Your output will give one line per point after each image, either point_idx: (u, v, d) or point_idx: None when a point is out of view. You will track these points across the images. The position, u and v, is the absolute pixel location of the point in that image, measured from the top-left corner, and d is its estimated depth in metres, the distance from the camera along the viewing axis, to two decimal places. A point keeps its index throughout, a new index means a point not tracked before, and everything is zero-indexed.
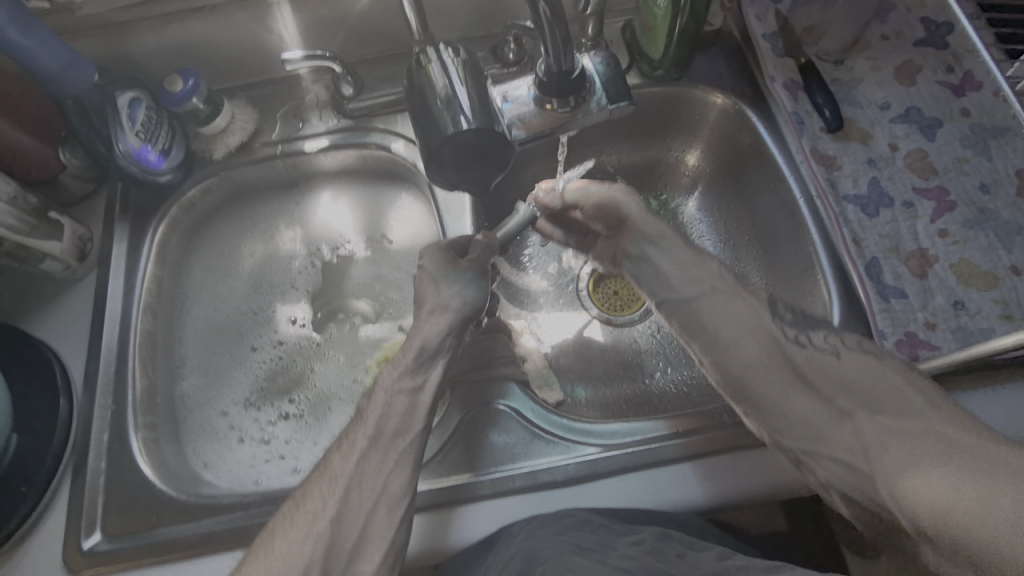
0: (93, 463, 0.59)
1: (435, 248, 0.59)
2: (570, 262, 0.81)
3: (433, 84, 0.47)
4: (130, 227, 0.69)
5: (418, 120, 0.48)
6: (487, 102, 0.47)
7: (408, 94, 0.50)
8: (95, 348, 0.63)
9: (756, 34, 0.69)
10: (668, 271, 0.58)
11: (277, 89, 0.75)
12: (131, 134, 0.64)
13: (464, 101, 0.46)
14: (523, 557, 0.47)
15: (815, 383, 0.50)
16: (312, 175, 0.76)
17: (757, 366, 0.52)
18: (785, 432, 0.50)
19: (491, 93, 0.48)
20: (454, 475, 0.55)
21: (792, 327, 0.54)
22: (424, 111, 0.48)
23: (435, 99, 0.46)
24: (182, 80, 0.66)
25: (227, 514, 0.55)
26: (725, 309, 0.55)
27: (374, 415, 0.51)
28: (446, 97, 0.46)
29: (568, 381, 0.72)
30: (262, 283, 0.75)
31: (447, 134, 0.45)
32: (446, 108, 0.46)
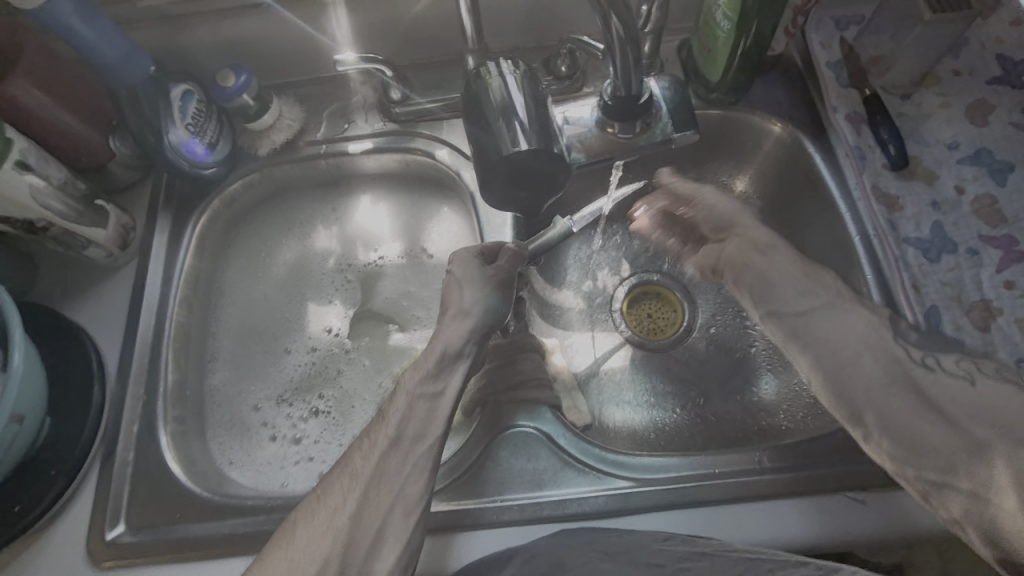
0: (122, 452, 0.59)
1: (466, 252, 0.59)
2: (605, 281, 0.79)
3: (493, 98, 0.46)
4: (172, 218, 0.70)
5: (474, 134, 0.47)
6: (547, 121, 0.46)
7: (464, 106, 0.49)
8: (131, 337, 0.64)
9: (819, 62, 0.67)
10: (775, 283, 0.55)
11: (325, 88, 0.75)
12: (181, 126, 0.64)
13: (524, 119, 0.44)
14: (548, 561, 0.46)
15: (943, 407, 0.47)
16: (353, 176, 0.75)
17: (881, 391, 0.48)
18: (899, 454, 0.47)
19: (551, 112, 0.47)
20: (480, 497, 0.54)
21: (919, 352, 0.50)
22: (480, 126, 0.47)
23: (494, 115, 0.45)
24: (235, 75, 0.65)
25: (250, 517, 0.55)
26: (840, 320, 0.51)
27: (395, 415, 0.50)
28: (505, 114, 0.45)
29: (597, 404, 0.71)
30: (297, 280, 0.75)
31: (505, 152, 0.44)
32: (506, 125, 0.45)
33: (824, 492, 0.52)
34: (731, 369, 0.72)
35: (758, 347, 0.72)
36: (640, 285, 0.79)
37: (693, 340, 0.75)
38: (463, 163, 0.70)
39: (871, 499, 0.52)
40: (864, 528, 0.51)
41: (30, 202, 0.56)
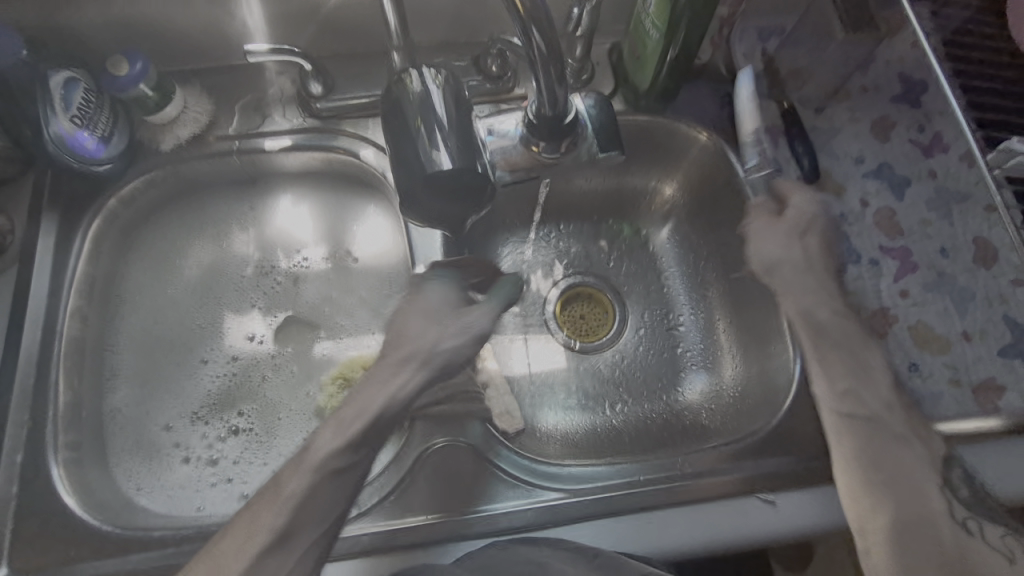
0: (2, 488, 0.53)
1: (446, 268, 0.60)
2: (538, 284, 0.80)
3: (411, 107, 0.44)
4: (59, 221, 0.63)
5: (393, 142, 0.44)
6: (470, 135, 0.44)
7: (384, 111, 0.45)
8: (11, 357, 0.57)
9: (742, 72, 0.69)
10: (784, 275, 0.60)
11: (236, 77, 0.69)
12: (65, 118, 0.57)
13: (445, 133, 0.42)
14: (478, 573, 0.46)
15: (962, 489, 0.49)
16: (271, 174, 0.71)
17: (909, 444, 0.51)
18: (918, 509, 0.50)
19: (474, 124, 0.45)
20: (404, 515, 0.53)
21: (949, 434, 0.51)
22: (402, 137, 0.44)
23: (415, 128, 0.43)
24: (129, 63, 0.59)
25: (156, 550, 0.51)
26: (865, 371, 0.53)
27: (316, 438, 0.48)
28: (424, 125, 0.43)
29: (532, 408, 0.71)
30: (211, 287, 0.69)
31: (426, 173, 0.42)
32: (425, 139, 0.42)
33: (740, 494, 0.55)
34: (658, 370, 0.75)
35: (684, 349, 0.75)
36: (572, 287, 0.80)
37: (623, 343, 0.77)
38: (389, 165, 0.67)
39: (781, 499, 0.55)
40: (773, 527, 0.54)
41: None
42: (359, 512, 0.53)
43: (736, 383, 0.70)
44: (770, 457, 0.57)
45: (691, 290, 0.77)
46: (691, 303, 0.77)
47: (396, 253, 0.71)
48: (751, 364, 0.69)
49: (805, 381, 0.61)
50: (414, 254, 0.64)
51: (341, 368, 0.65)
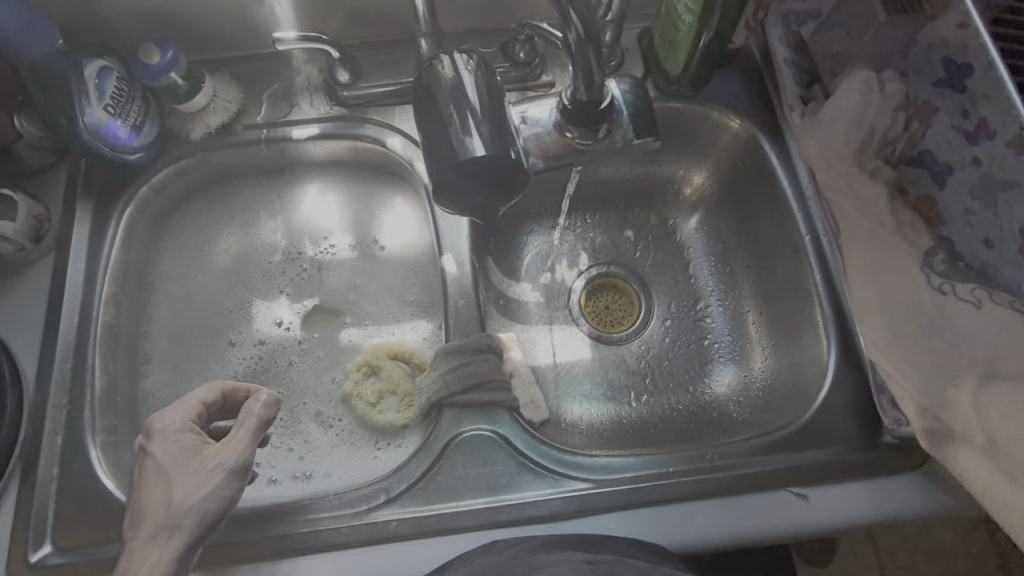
0: (44, 468, 0.54)
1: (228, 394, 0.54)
2: (563, 274, 0.79)
3: (442, 93, 0.43)
4: (93, 208, 0.64)
5: (425, 133, 0.44)
6: (500, 118, 0.43)
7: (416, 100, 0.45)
8: (50, 341, 0.59)
9: (776, 58, 0.67)
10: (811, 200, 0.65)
11: (264, 65, 0.69)
12: (99, 107, 0.58)
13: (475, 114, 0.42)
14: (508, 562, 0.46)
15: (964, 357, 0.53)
16: (298, 162, 0.71)
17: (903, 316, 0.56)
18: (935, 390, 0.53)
19: (508, 111, 0.44)
20: (433, 503, 0.53)
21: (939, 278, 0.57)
22: (433, 125, 0.43)
23: (446, 114, 0.42)
24: (160, 51, 0.59)
25: None
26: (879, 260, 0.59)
27: None
28: (455, 110, 0.42)
29: (557, 399, 0.71)
30: (239, 274, 0.70)
31: (458, 159, 0.42)
32: (456, 124, 0.42)
33: (771, 487, 0.54)
34: (685, 361, 0.74)
35: (711, 340, 0.74)
36: (597, 277, 0.80)
37: (648, 333, 0.77)
38: (416, 154, 0.67)
39: (813, 493, 0.54)
40: (805, 521, 0.53)
41: None
42: (388, 499, 0.53)
43: (766, 375, 0.69)
44: (802, 451, 0.56)
45: (719, 280, 0.76)
46: (720, 294, 0.75)
47: (422, 241, 0.70)
48: (782, 357, 0.68)
49: (839, 372, 0.60)
50: (440, 243, 0.64)
51: (368, 356, 0.66)
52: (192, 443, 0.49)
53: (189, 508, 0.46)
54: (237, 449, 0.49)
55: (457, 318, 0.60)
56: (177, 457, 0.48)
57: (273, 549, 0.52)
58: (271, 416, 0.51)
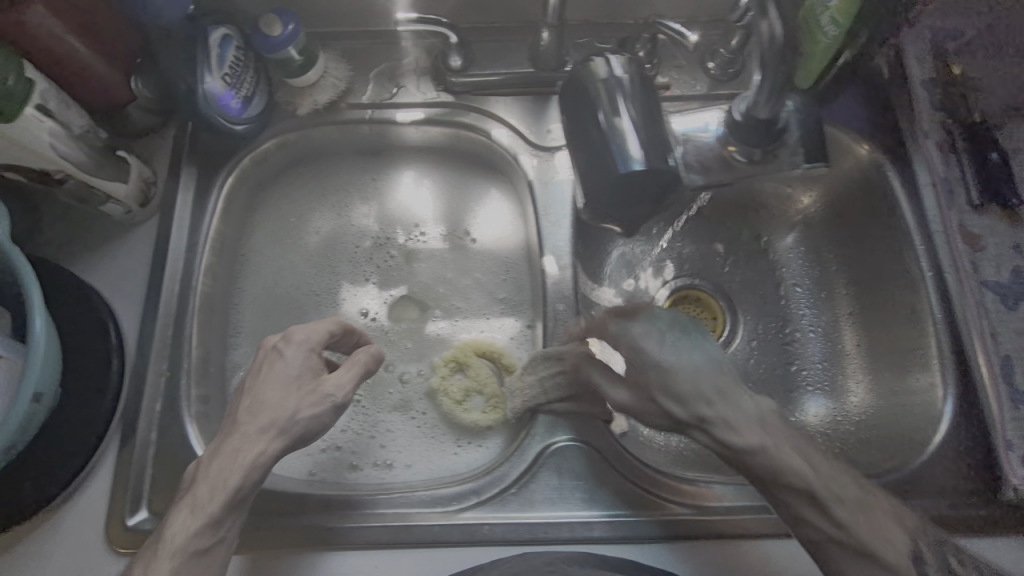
0: (142, 433, 0.55)
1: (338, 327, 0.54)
2: (647, 283, 0.77)
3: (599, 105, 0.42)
4: (197, 175, 0.63)
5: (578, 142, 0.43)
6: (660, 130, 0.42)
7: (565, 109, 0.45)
8: (152, 307, 0.59)
9: (913, 79, 0.64)
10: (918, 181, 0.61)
11: (373, 43, 0.67)
12: (218, 76, 0.57)
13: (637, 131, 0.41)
14: None
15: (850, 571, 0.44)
16: (396, 145, 0.70)
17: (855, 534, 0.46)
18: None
19: (661, 112, 0.44)
20: (524, 510, 0.52)
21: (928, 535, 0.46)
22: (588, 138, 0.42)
23: (602, 121, 0.42)
24: (281, 23, 0.58)
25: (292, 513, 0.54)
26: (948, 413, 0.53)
27: None
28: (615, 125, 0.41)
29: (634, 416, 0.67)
30: (330, 254, 0.69)
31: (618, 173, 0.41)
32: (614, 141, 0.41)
33: None
34: (772, 387, 0.70)
35: (800, 366, 0.71)
36: (681, 289, 0.77)
37: (731, 352, 0.73)
38: (521, 148, 0.65)
39: None
40: None
41: (48, 150, 0.48)
42: (478, 501, 0.53)
43: (863, 412, 0.66)
44: None
45: (815, 306, 0.73)
46: (814, 321, 0.72)
47: (515, 238, 0.69)
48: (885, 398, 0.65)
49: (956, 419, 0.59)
50: (542, 243, 0.62)
51: (455, 352, 0.65)
52: (315, 365, 0.51)
53: (299, 421, 0.47)
54: (346, 386, 0.49)
55: (556, 323, 0.59)
56: (298, 372, 0.49)
57: (365, 540, 0.52)
58: (375, 366, 0.52)
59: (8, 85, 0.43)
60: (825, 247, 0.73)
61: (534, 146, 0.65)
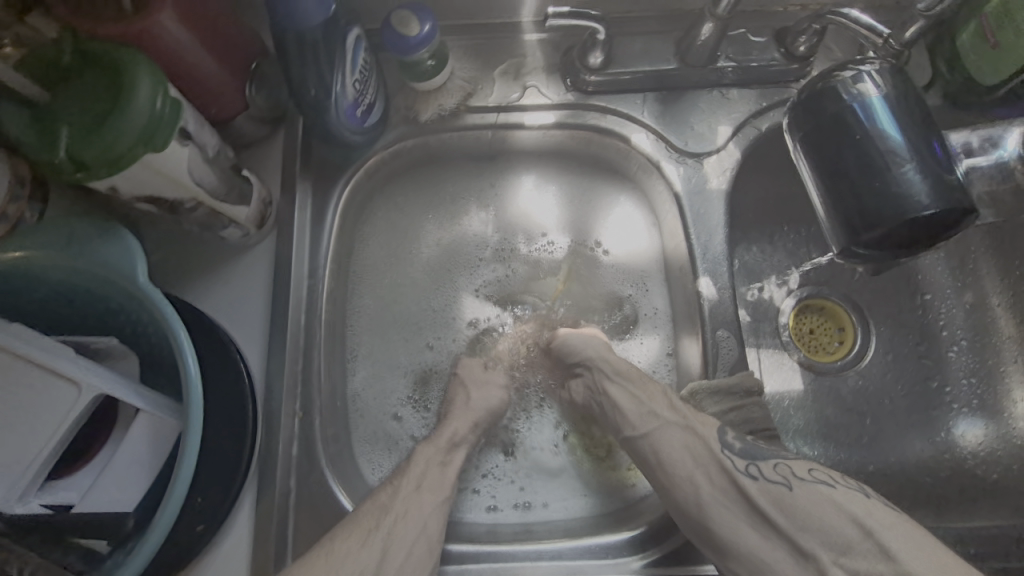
0: (281, 480, 0.51)
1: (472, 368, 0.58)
2: (772, 292, 0.70)
3: (866, 119, 0.39)
4: (313, 190, 0.58)
5: (829, 168, 0.41)
6: (932, 142, 0.38)
7: (809, 136, 0.41)
8: (277, 340, 0.54)
9: None
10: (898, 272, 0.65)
11: (497, 39, 0.62)
12: (351, 85, 0.52)
13: (919, 153, 0.38)
14: None
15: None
16: (515, 150, 0.64)
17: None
18: None
19: (939, 140, 0.39)
20: (702, 563, 0.50)
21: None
22: (851, 166, 0.40)
23: (860, 156, 0.39)
24: (418, 22, 0.52)
25: (456, 564, 0.50)
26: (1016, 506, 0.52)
27: None
28: (890, 146, 0.38)
29: (789, 437, 0.65)
30: (446, 270, 0.64)
31: (902, 210, 0.37)
32: (897, 168, 0.38)
33: None
34: (910, 406, 0.66)
35: (942, 385, 0.67)
36: (806, 297, 0.71)
37: (866, 365, 0.68)
38: (665, 154, 0.59)
39: None
40: None
41: (186, 178, 0.43)
42: (645, 553, 0.50)
43: None
44: None
45: (965, 316, 0.68)
46: (960, 336, 0.68)
47: (649, 252, 0.64)
48: None
49: None
50: (695, 261, 0.57)
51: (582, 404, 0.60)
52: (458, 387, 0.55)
53: None
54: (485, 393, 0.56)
55: (719, 351, 0.55)
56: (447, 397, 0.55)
57: None
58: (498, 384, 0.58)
59: (158, 109, 0.38)
60: (978, 253, 0.68)
61: (678, 151, 0.59)
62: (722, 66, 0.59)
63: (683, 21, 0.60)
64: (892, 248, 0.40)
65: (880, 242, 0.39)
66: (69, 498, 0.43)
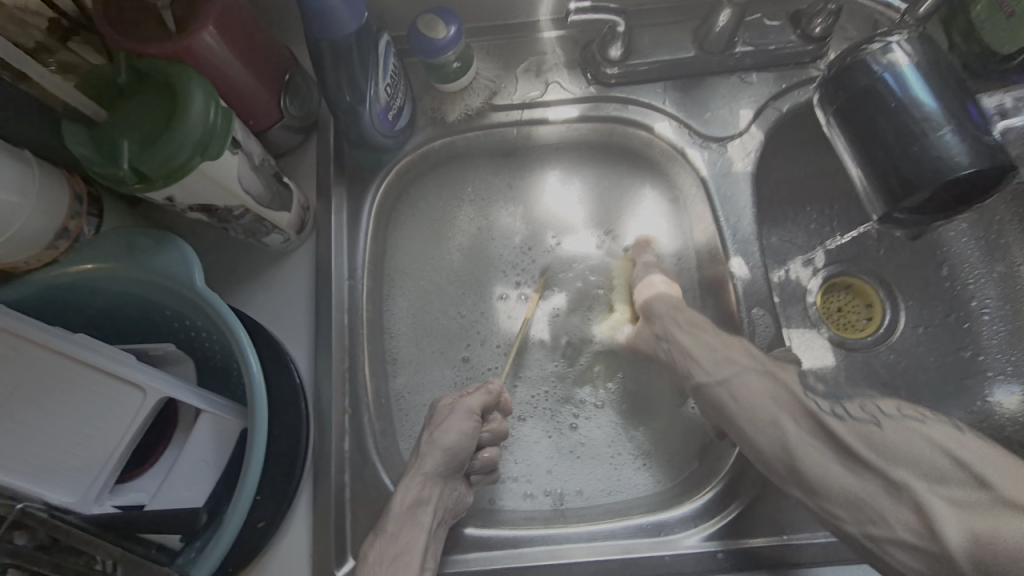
0: (336, 475, 0.53)
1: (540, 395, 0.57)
2: (798, 273, 0.71)
3: (899, 89, 0.40)
4: (348, 195, 0.60)
5: (863, 138, 0.42)
6: (961, 106, 0.39)
7: (841, 107, 0.43)
8: (323, 341, 0.55)
9: None
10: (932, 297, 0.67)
11: (515, 37, 0.63)
12: (383, 90, 0.53)
13: (954, 116, 0.39)
14: None
15: None
16: (538, 146, 0.66)
17: None
18: None
19: (971, 105, 0.41)
20: (753, 536, 0.50)
21: None
22: (887, 135, 0.41)
23: (895, 126, 0.40)
24: (445, 25, 0.53)
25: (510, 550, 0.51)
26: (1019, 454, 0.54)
27: None
28: (925, 111, 0.40)
29: None
30: (478, 267, 0.65)
31: (940, 174, 0.39)
32: (934, 133, 0.39)
33: None
34: (944, 376, 0.67)
35: (975, 353, 0.67)
36: (832, 276, 0.72)
37: (897, 338, 0.69)
38: (688, 140, 0.61)
39: None
40: None
41: (236, 186, 0.45)
42: (695, 529, 0.51)
43: None
44: None
45: (996, 285, 0.68)
46: (989, 303, 0.68)
47: (674, 239, 0.65)
48: None
49: None
50: (726, 243, 0.58)
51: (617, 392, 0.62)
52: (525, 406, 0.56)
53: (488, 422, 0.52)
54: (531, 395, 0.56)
55: (755, 330, 0.56)
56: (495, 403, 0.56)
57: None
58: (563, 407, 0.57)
59: (211, 121, 0.40)
60: (1003, 221, 0.68)
61: (700, 137, 0.60)
62: (740, 50, 0.60)
63: (698, 10, 0.61)
64: (932, 213, 0.42)
65: (921, 203, 0.41)
66: (140, 498, 0.45)
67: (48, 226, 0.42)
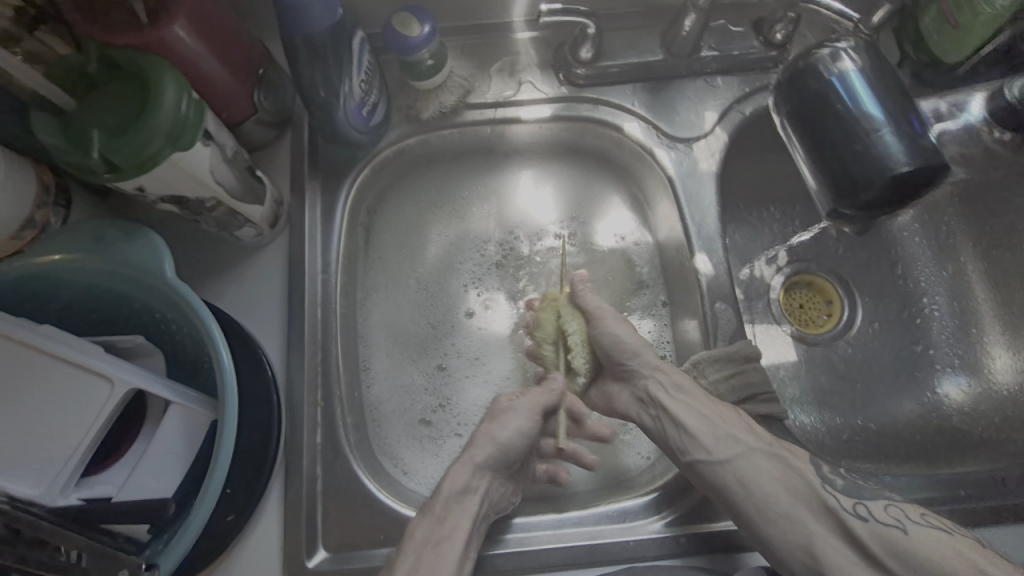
0: (307, 468, 0.53)
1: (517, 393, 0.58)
2: (762, 271, 0.74)
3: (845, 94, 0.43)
4: (321, 189, 0.60)
5: (815, 139, 0.44)
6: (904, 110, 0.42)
7: (795, 109, 0.45)
8: (295, 334, 0.56)
9: None
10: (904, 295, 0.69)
11: (489, 37, 0.64)
12: (357, 85, 0.54)
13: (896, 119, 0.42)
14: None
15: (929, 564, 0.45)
16: (512, 144, 0.67)
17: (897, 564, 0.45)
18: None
19: (913, 111, 0.44)
20: (715, 521, 0.52)
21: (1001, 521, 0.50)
22: (835, 137, 0.43)
23: (842, 129, 0.43)
24: (419, 23, 0.54)
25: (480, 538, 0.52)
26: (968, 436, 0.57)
27: None
28: (869, 116, 0.42)
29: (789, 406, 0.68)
30: (452, 262, 0.66)
31: (883, 174, 0.41)
32: (877, 136, 0.42)
33: None
34: (897, 368, 0.70)
35: (926, 347, 0.70)
36: (794, 274, 0.75)
37: (855, 333, 0.72)
38: (656, 140, 0.63)
39: None
40: None
41: (208, 178, 0.45)
42: (660, 516, 0.53)
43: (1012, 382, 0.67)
44: None
45: (945, 281, 0.72)
46: (939, 300, 0.72)
47: (644, 236, 0.67)
48: None
49: None
50: (692, 239, 0.60)
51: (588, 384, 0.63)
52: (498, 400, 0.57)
53: None
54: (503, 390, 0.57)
55: (718, 323, 0.58)
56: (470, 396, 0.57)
57: (552, 561, 0.51)
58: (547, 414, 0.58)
59: (183, 113, 0.40)
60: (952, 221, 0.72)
61: (668, 137, 0.62)
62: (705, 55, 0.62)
63: (666, 15, 0.64)
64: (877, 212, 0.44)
65: (868, 202, 0.44)
66: (107, 490, 0.45)
67: (11, 215, 0.42)
